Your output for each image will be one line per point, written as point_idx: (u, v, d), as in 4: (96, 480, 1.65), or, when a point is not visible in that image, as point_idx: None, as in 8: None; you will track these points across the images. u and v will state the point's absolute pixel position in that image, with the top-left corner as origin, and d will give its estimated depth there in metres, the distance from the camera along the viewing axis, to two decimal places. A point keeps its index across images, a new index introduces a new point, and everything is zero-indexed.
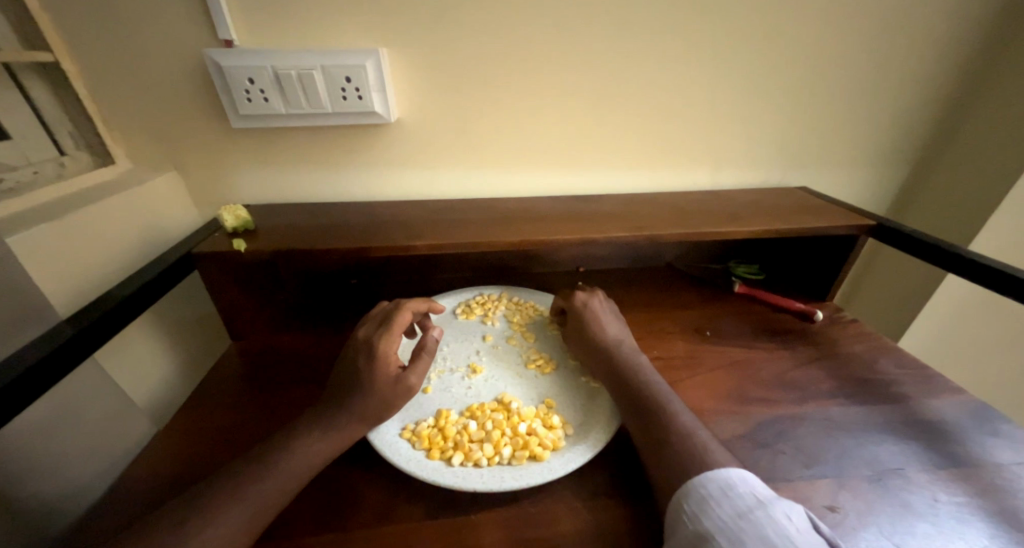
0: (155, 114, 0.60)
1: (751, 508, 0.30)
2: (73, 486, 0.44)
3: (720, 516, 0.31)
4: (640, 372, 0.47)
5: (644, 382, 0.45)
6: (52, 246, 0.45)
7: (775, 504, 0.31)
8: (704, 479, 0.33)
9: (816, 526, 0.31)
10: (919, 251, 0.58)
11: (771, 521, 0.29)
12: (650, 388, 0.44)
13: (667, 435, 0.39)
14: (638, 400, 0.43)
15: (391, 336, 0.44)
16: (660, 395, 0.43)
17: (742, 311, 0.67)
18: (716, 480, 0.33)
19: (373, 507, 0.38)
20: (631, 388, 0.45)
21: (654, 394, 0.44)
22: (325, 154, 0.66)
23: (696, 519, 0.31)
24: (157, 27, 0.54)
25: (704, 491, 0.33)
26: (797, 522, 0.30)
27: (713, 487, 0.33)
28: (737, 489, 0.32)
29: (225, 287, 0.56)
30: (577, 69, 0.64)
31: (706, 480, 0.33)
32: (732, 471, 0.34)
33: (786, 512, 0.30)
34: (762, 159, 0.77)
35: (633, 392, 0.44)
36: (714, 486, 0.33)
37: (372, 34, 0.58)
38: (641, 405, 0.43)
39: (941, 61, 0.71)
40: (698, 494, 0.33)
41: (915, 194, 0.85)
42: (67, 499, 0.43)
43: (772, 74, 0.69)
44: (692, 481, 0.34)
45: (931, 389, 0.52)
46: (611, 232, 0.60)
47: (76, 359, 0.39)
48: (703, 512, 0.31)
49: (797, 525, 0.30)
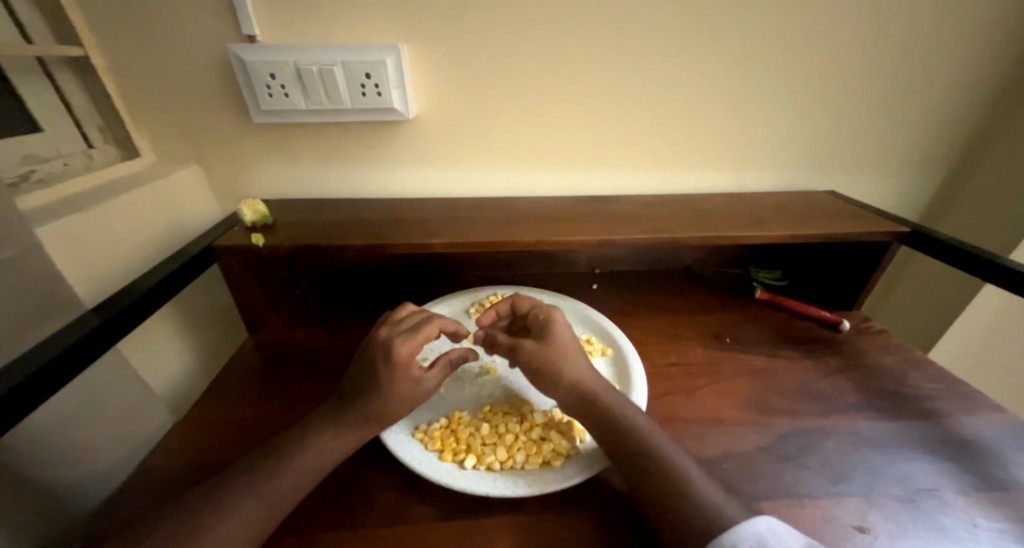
0: (179, 108, 0.60)
1: None
2: (94, 472, 0.45)
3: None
4: (621, 413, 0.40)
5: (631, 427, 0.39)
6: (79, 236, 0.46)
7: None
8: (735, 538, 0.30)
9: None
10: (956, 260, 0.56)
11: None
12: (638, 433, 0.38)
13: (667, 473, 0.35)
14: (626, 450, 0.38)
15: (413, 342, 0.42)
16: (653, 440, 0.38)
17: (764, 318, 0.65)
18: (745, 535, 0.29)
19: (385, 507, 0.38)
20: (616, 436, 0.38)
21: (644, 440, 0.38)
22: (344, 150, 0.67)
23: None
24: (183, 23, 0.55)
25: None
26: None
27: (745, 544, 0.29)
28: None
29: (243, 281, 0.57)
30: (599, 67, 0.63)
31: (736, 537, 0.30)
32: (759, 523, 0.30)
33: None
34: (788, 161, 0.75)
35: (620, 438, 0.38)
36: (748, 545, 0.29)
37: (393, 29, 0.58)
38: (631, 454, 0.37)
39: (985, 60, 0.67)
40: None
41: (950, 200, 0.81)
42: (88, 485, 0.44)
43: (801, 74, 0.66)
44: (721, 538, 0.30)
45: (968, 406, 0.49)
46: (630, 234, 0.59)
47: (101, 349, 0.39)
48: None
49: None
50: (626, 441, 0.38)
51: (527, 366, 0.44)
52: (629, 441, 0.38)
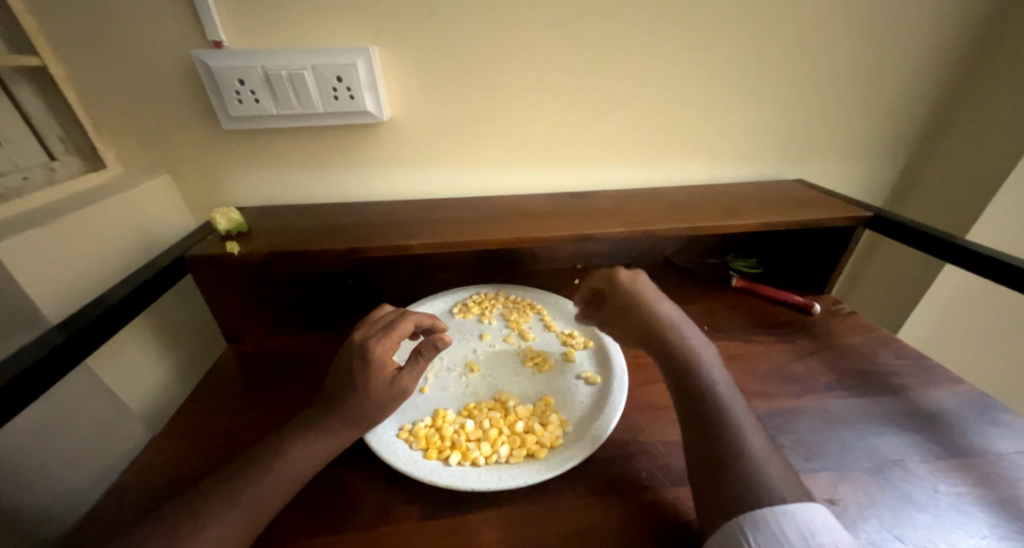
0: (144, 117, 0.59)
1: None
2: (70, 492, 0.44)
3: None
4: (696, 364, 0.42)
5: (701, 372, 0.41)
6: (41, 251, 0.44)
7: None
8: (780, 516, 0.30)
9: None
10: (916, 242, 0.58)
11: None
12: (711, 384, 0.40)
13: (719, 417, 0.37)
14: (688, 391, 0.40)
15: (389, 339, 0.42)
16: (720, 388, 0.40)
17: (741, 305, 0.67)
18: (797, 517, 0.30)
19: (370, 509, 0.38)
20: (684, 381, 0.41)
21: (712, 386, 0.40)
22: (319, 155, 0.66)
23: None
24: (145, 29, 0.53)
25: (779, 530, 0.29)
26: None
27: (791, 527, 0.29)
28: (820, 539, 0.29)
29: (219, 289, 0.56)
30: (570, 64, 0.64)
31: (782, 517, 0.30)
32: (813, 511, 0.30)
33: None
34: (758, 152, 0.77)
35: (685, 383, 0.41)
36: (793, 528, 0.29)
37: (363, 32, 0.58)
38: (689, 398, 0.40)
39: (937, 49, 0.71)
40: (771, 531, 0.29)
41: (911, 185, 0.85)
42: (64, 506, 0.43)
43: (766, 67, 0.68)
44: (763, 514, 0.30)
45: (931, 379, 0.52)
46: (608, 228, 0.60)
47: (69, 364, 0.38)
48: None
49: None
50: (690, 387, 0.41)
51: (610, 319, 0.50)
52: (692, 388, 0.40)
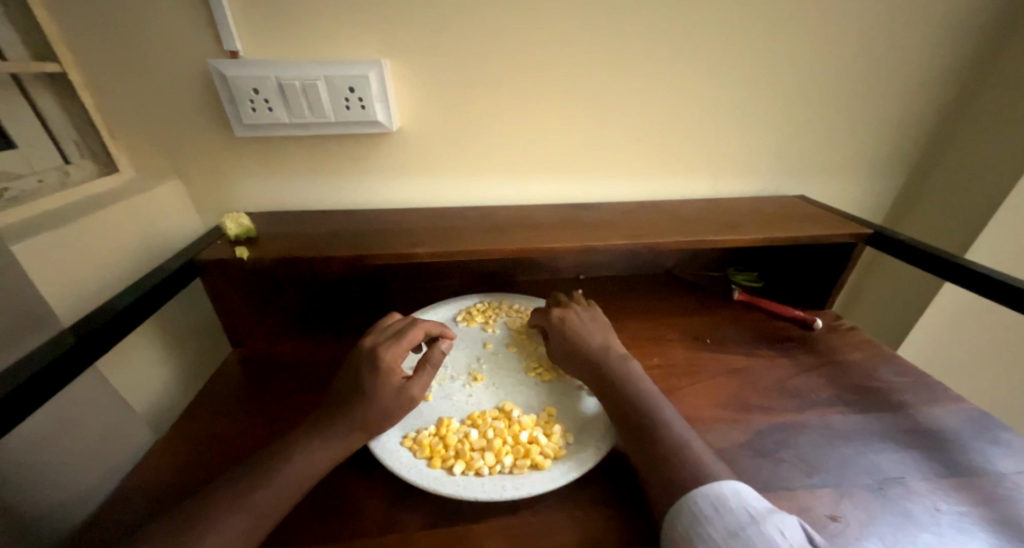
0: (158, 123, 0.60)
1: (743, 525, 0.31)
2: (80, 495, 0.43)
3: (714, 535, 0.31)
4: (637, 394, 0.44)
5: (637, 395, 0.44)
6: (55, 254, 0.45)
7: (770, 518, 0.32)
8: (696, 494, 0.34)
9: (807, 533, 0.32)
10: (912, 258, 0.59)
11: (762, 537, 0.30)
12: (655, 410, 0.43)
13: (660, 435, 0.40)
14: (626, 412, 0.43)
15: (398, 347, 0.43)
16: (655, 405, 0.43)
17: (743, 319, 0.67)
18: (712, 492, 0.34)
19: (374, 518, 0.38)
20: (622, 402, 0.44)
21: (650, 407, 0.43)
22: (328, 163, 0.67)
23: (691, 538, 0.32)
24: (163, 39, 0.55)
25: (696, 508, 0.33)
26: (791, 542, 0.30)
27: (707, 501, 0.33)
28: (729, 504, 0.33)
29: (227, 294, 0.57)
30: (578, 79, 0.65)
31: (698, 496, 0.34)
32: (724, 485, 0.35)
33: (778, 526, 0.31)
34: (760, 168, 0.78)
35: (624, 405, 0.44)
36: (706, 503, 0.33)
37: (376, 44, 0.59)
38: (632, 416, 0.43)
39: (936, 70, 0.72)
40: (693, 511, 0.33)
41: (911, 203, 0.86)
42: (74, 509, 0.43)
43: (768, 86, 0.70)
44: (685, 498, 0.34)
45: (932, 397, 0.52)
46: (611, 240, 0.61)
47: (80, 367, 0.39)
48: (698, 529, 0.32)
49: (790, 540, 0.30)
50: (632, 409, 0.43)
51: (557, 351, 0.52)
52: (632, 410, 0.43)
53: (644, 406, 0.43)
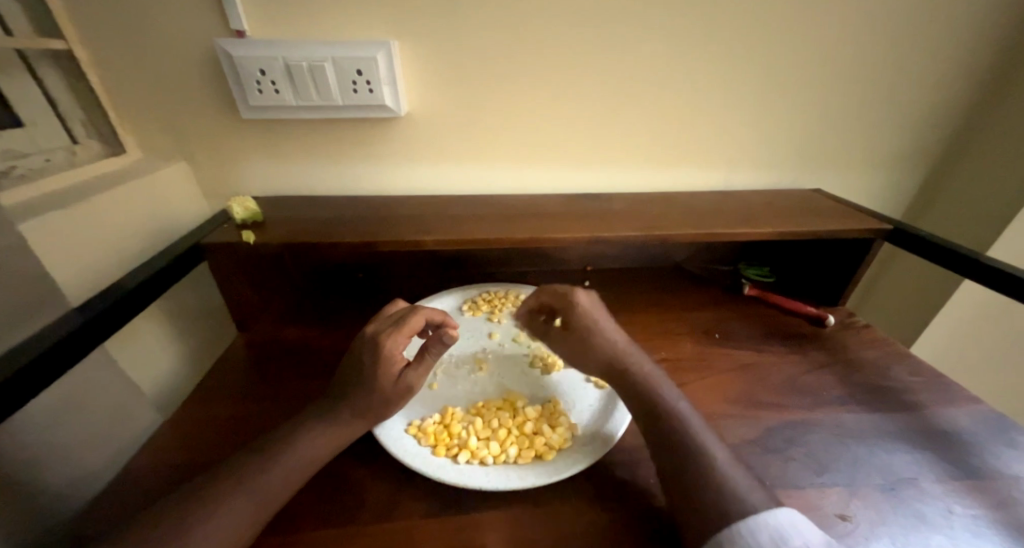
0: (163, 103, 0.59)
1: None
2: (90, 471, 0.44)
3: None
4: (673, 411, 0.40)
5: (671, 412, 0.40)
6: (62, 233, 0.45)
7: None
8: (751, 524, 0.30)
9: None
10: (933, 255, 0.57)
11: None
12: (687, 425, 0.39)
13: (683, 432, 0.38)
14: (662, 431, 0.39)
15: (401, 335, 0.42)
16: (671, 400, 0.41)
17: (753, 314, 0.66)
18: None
19: (378, 504, 0.38)
20: (639, 392, 0.42)
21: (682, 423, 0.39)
22: (336, 148, 0.66)
23: None
24: (169, 15, 0.54)
25: (754, 541, 0.29)
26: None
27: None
28: (791, 541, 0.29)
29: (234, 278, 0.57)
30: (591, 65, 0.63)
31: (755, 526, 0.30)
32: (781, 514, 0.31)
33: None
34: (776, 160, 0.76)
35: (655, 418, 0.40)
36: (765, 536, 0.29)
37: (385, 26, 0.57)
38: (648, 408, 0.41)
39: (965, 61, 0.69)
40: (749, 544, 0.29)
41: (931, 197, 0.83)
42: (85, 483, 0.43)
43: (788, 74, 0.67)
44: (739, 526, 0.30)
45: (948, 397, 0.51)
46: (621, 232, 0.60)
47: (89, 345, 0.39)
48: None
49: None
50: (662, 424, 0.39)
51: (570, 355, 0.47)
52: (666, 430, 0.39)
53: (659, 399, 0.41)
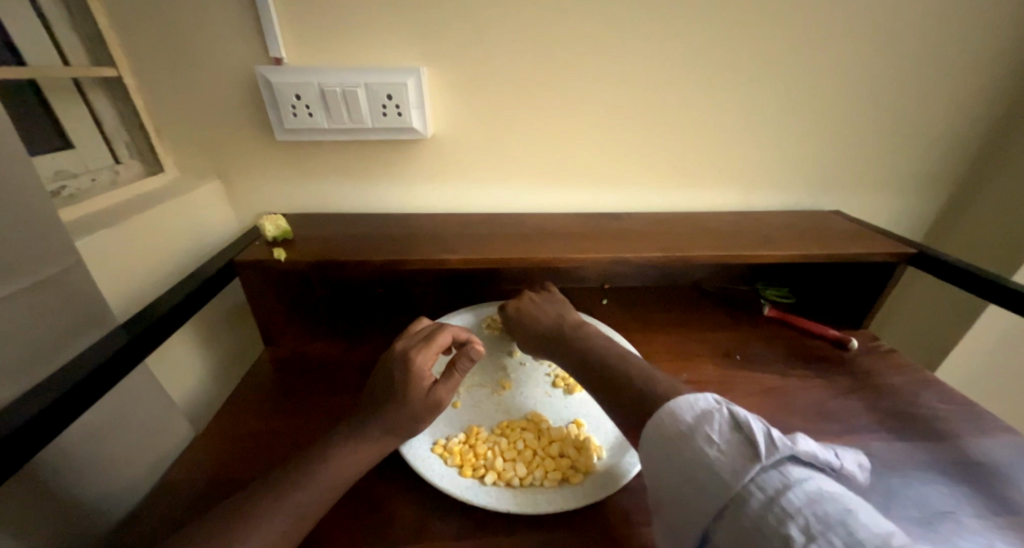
0: (202, 125, 0.62)
1: (680, 446, 0.30)
2: (136, 481, 0.45)
3: (665, 469, 0.31)
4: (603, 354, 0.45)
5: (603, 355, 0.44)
6: (109, 250, 0.47)
7: (699, 428, 0.30)
8: (643, 431, 0.33)
9: (738, 420, 0.30)
10: (959, 280, 0.57)
11: (696, 455, 0.29)
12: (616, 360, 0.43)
13: (616, 365, 0.42)
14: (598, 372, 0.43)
15: (428, 352, 0.44)
16: (603, 346, 0.46)
17: (775, 336, 0.66)
18: (689, 424, 0.31)
19: (408, 525, 0.39)
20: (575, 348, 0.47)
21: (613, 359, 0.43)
22: (363, 168, 0.68)
23: (657, 480, 0.31)
24: (214, 44, 0.56)
25: (645, 445, 0.33)
26: (844, 463, 0.30)
27: (721, 437, 0.29)
28: (665, 427, 0.32)
29: (264, 295, 0.58)
30: (613, 89, 0.65)
31: (646, 432, 0.33)
32: (660, 410, 0.33)
33: (707, 433, 0.30)
34: (795, 182, 0.76)
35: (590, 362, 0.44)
36: (648, 437, 0.33)
37: (415, 53, 0.60)
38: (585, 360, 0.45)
39: (985, 86, 0.70)
40: (644, 450, 0.33)
41: (954, 220, 0.83)
42: (128, 494, 0.44)
43: (806, 99, 0.68)
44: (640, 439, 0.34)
45: (980, 427, 0.50)
46: (642, 252, 0.60)
47: (132, 362, 0.40)
48: (654, 466, 0.32)
49: (721, 444, 0.29)
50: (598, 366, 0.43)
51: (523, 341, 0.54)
52: (601, 367, 0.43)
53: (594, 350, 0.46)
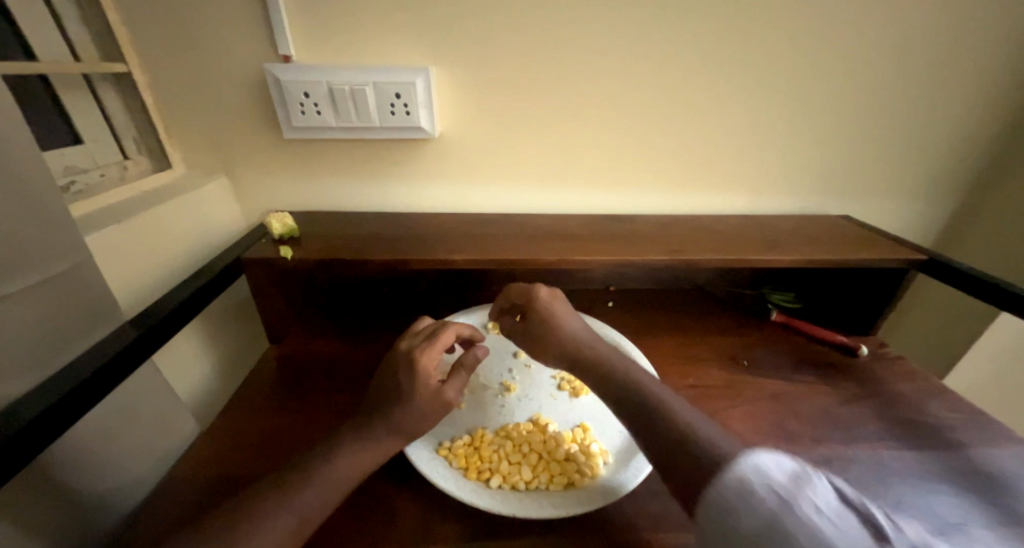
0: (210, 122, 0.62)
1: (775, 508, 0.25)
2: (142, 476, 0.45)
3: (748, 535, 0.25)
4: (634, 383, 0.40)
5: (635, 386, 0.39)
6: (118, 247, 0.47)
7: (800, 494, 0.25)
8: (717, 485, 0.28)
9: (845, 498, 0.26)
10: (971, 286, 0.56)
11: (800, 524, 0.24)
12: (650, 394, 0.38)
13: (650, 400, 0.37)
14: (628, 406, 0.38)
15: (432, 350, 0.44)
16: (632, 371, 0.41)
17: (783, 341, 0.66)
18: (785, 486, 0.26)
19: (413, 527, 0.38)
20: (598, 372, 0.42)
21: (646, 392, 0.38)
22: (371, 167, 0.68)
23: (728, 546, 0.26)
24: (223, 41, 0.57)
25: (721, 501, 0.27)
26: None
27: (828, 507, 0.25)
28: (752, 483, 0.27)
29: (271, 294, 0.58)
30: (621, 91, 0.65)
31: (721, 485, 0.28)
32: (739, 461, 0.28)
33: (812, 501, 0.25)
34: (805, 186, 0.76)
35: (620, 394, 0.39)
36: (727, 491, 0.27)
37: (424, 52, 0.60)
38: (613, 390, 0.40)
39: (999, 91, 0.69)
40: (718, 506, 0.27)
41: (965, 226, 0.82)
42: (134, 489, 0.44)
43: (817, 103, 0.68)
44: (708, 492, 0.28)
45: (991, 437, 0.49)
46: (649, 255, 0.60)
47: (140, 358, 0.40)
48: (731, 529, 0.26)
49: (831, 517, 0.24)
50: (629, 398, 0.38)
51: (529, 345, 0.49)
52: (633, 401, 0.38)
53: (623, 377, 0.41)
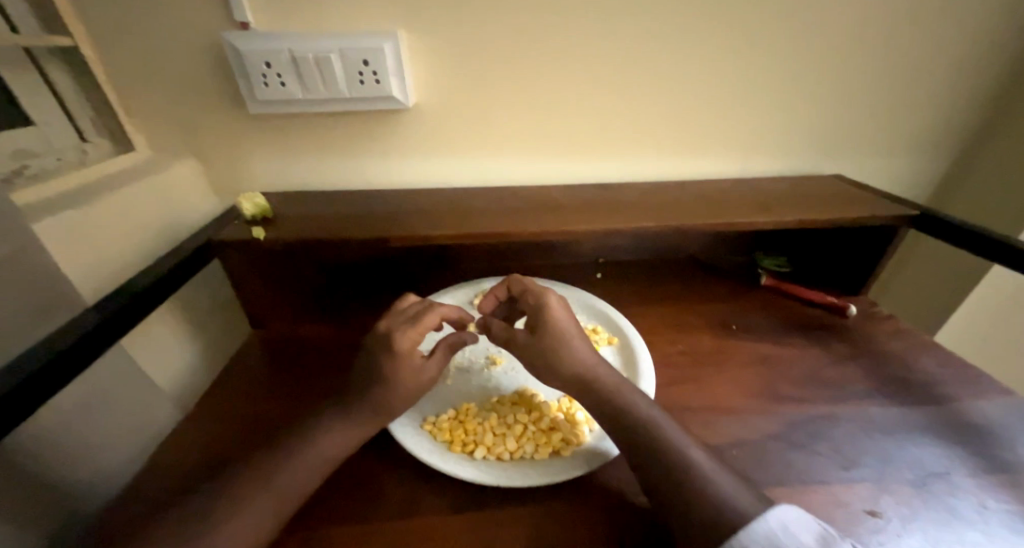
0: (170, 100, 0.59)
1: None
2: (122, 463, 0.44)
3: None
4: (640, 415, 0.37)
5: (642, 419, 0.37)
6: (77, 232, 0.45)
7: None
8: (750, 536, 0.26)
9: None
10: (963, 241, 0.55)
11: None
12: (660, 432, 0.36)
13: (659, 439, 0.35)
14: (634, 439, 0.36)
15: (413, 331, 0.42)
16: (638, 402, 0.38)
17: (773, 305, 0.65)
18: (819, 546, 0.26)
19: (397, 500, 0.38)
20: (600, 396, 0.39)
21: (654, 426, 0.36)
22: (345, 142, 0.66)
23: None
24: (174, 10, 0.53)
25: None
26: None
27: None
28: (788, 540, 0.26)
29: (248, 277, 0.57)
30: (602, 51, 0.62)
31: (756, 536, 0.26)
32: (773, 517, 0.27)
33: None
34: (794, 146, 0.74)
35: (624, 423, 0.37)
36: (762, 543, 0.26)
37: (390, 15, 0.56)
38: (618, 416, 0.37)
39: (996, 37, 0.66)
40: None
41: (958, 181, 0.80)
42: (115, 476, 0.43)
43: (805, 57, 0.65)
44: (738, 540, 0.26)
45: (979, 390, 0.49)
46: (634, 222, 0.58)
47: (105, 342, 0.39)
48: None
49: None
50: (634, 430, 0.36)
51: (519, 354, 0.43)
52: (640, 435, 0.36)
53: (630, 405, 0.38)
